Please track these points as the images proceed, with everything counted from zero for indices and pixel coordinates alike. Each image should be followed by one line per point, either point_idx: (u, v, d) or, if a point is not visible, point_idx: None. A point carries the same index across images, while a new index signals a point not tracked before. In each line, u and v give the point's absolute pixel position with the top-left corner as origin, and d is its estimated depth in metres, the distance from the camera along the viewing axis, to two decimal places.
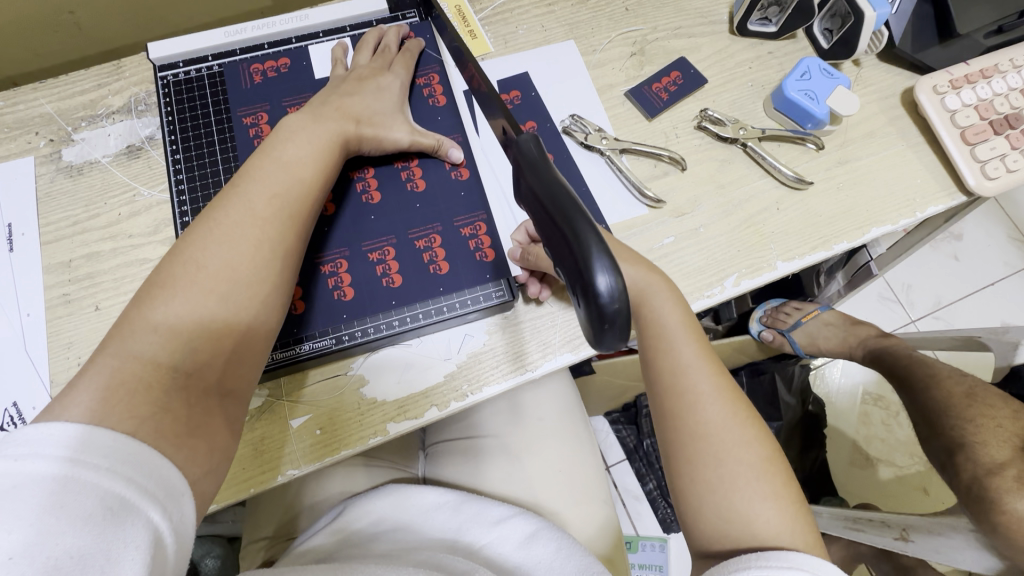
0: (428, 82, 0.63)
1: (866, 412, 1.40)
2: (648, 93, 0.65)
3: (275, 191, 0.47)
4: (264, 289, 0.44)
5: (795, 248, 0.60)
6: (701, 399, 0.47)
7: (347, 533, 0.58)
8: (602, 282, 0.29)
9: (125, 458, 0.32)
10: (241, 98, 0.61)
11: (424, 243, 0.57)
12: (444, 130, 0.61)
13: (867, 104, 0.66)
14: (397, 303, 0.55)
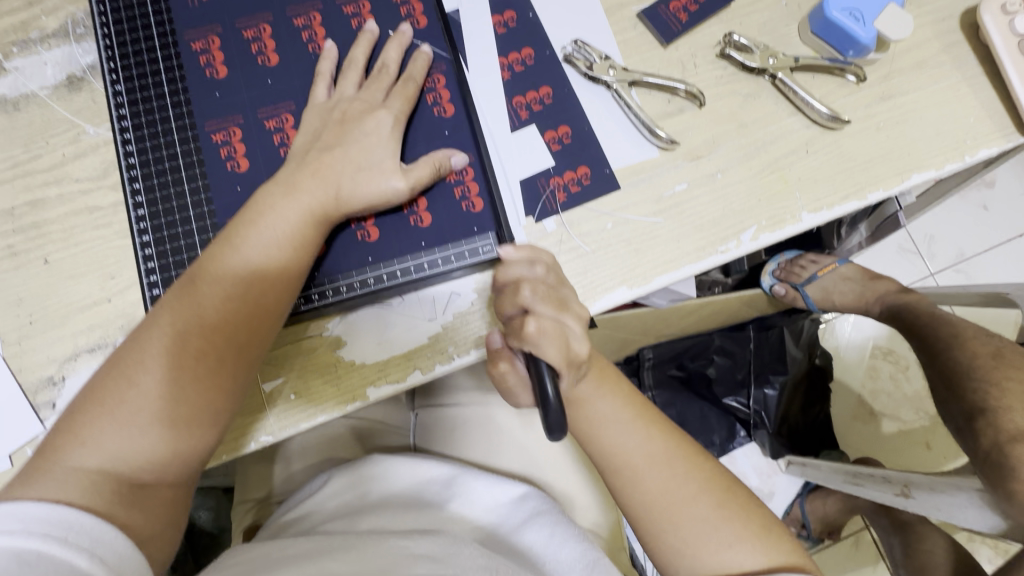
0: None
1: (874, 365, 1.37)
2: (664, 14, 0.56)
3: (222, 275, 0.43)
4: (216, 388, 0.41)
5: (823, 198, 0.53)
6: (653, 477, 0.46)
7: (353, 497, 0.57)
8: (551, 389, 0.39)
9: (42, 519, 0.35)
10: (189, 21, 0.53)
11: None
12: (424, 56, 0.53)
13: (919, 28, 0.56)
14: (373, 258, 0.49)
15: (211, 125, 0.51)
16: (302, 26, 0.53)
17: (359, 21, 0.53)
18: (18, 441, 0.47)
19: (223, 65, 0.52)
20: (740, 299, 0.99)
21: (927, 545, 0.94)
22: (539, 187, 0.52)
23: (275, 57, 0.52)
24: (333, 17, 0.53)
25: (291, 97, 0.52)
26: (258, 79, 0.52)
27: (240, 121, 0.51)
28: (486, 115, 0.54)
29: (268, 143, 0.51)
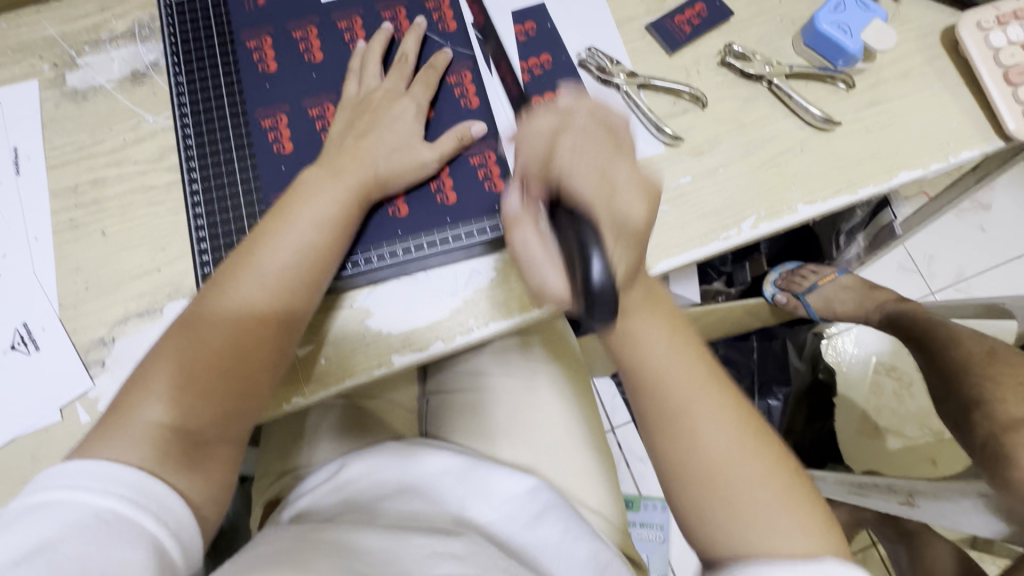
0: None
1: (877, 381, 1.39)
2: (670, 25, 0.61)
3: (275, 249, 0.47)
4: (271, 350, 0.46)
5: (818, 191, 0.58)
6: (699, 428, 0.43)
7: (347, 495, 0.58)
8: (596, 267, 0.35)
9: (119, 479, 0.38)
10: (246, 23, 0.59)
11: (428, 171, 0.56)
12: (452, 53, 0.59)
13: (903, 42, 0.62)
14: (402, 232, 0.54)
15: (261, 113, 0.57)
16: (346, 29, 0.59)
17: (395, 24, 0.60)
18: (68, 395, 0.51)
19: (273, 60, 0.58)
20: (744, 305, 1.03)
21: (934, 552, 0.94)
22: None
23: (320, 55, 0.58)
24: (373, 22, 0.60)
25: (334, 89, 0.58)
26: (304, 74, 0.58)
27: (287, 110, 0.57)
28: (506, 110, 0.59)
29: (311, 130, 0.56)
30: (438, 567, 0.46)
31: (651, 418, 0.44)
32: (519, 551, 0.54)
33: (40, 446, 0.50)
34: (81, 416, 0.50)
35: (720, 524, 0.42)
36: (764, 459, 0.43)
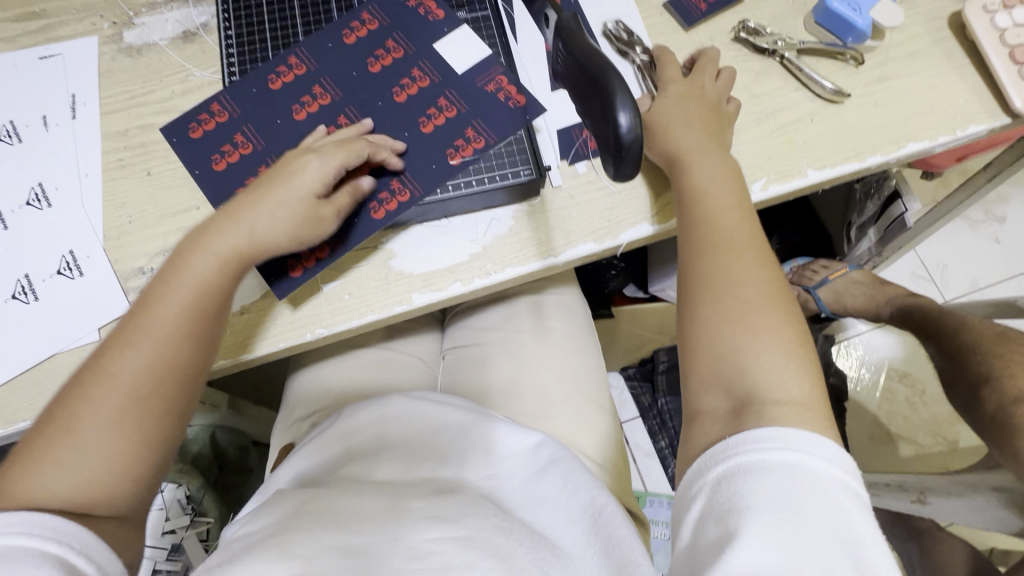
0: (494, 78, 0.59)
1: (890, 388, 1.37)
2: (687, 3, 0.65)
3: (180, 280, 0.49)
4: (178, 368, 0.47)
5: (827, 158, 0.60)
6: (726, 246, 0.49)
7: (347, 445, 0.58)
8: (622, 120, 0.34)
9: (12, 521, 0.39)
10: (398, 13, 0.62)
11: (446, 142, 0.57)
12: (419, 146, 0.57)
13: (911, 25, 0.65)
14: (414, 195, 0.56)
15: (276, 78, 0.60)
16: (416, 59, 0.60)
17: (432, 99, 0.58)
18: (105, 317, 0.54)
19: (345, 37, 0.61)
20: None
21: (946, 549, 0.92)
22: (572, 137, 0.60)
23: (374, 65, 0.60)
24: (428, 81, 0.59)
25: (343, 96, 0.59)
26: (343, 67, 0.60)
27: (298, 82, 0.60)
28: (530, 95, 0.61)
29: (290, 118, 0.59)
30: (425, 530, 0.44)
31: (690, 220, 0.51)
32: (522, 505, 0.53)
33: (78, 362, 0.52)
34: None
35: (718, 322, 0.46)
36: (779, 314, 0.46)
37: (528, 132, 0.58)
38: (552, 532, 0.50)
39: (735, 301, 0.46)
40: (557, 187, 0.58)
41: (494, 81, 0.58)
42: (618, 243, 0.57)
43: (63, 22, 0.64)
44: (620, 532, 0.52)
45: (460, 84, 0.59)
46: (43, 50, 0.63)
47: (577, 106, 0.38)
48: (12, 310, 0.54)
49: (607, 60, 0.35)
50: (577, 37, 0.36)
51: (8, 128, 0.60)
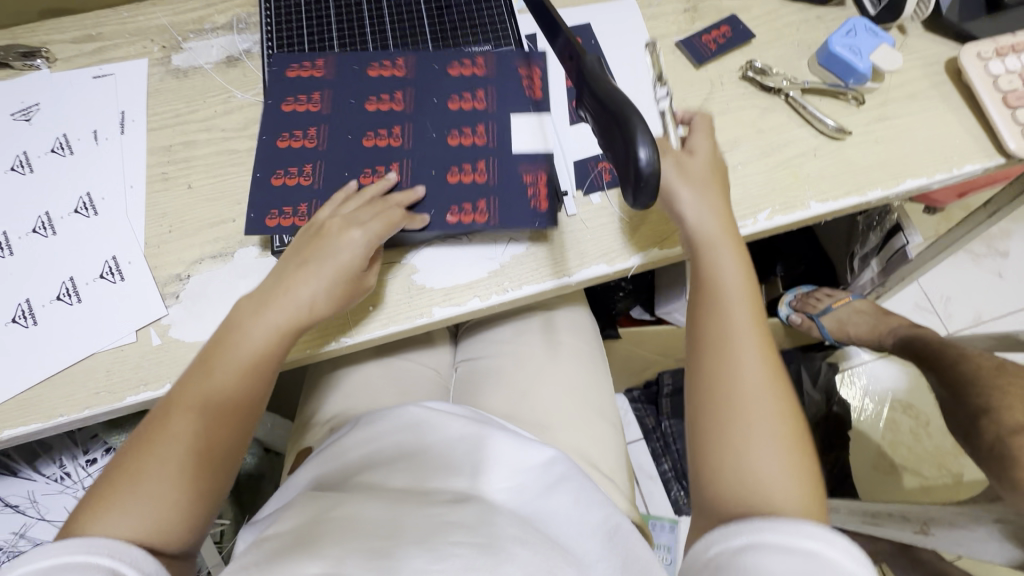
0: (534, 171, 0.60)
1: (894, 418, 1.37)
2: (697, 43, 0.69)
3: (246, 339, 0.52)
4: (232, 427, 0.50)
5: (829, 191, 0.63)
6: (740, 346, 0.50)
7: (359, 454, 0.61)
8: (643, 154, 0.36)
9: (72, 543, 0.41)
10: (504, 67, 0.64)
11: (465, 174, 0.60)
12: (430, 189, 0.59)
13: (910, 69, 0.69)
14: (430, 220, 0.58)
15: (371, 70, 0.64)
16: (479, 119, 0.62)
17: (471, 158, 0.60)
18: (143, 320, 0.57)
19: (447, 67, 0.64)
20: None
21: None
22: (588, 168, 0.63)
23: (453, 104, 0.62)
24: (475, 142, 0.61)
25: (411, 111, 0.62)
26: (427, 87, 0.63)
27: (389, 80, 0.63)
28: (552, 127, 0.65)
29: (354, 108, 0.62)
30: (447, 538, 0.46)
31: (705, 308, 0.52)
32: (532, 516, 0.54)
33: (115, 361, 0.55)
34: (153, 338, 0.56)
35: (724, 423, 0.47)
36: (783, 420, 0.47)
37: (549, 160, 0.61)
38: (563, 542, 0.52)
39: (742, 394, 0.48)
40: (572, 211, 0.61)
41: (534, 173, 0.60)
42: (629, 265, 0.60)
43: (117, 45, 0.69)
44: (638, 549, 0.54)
45: (501, 164, 0.60)
46: (97, 70, 0.68)
47: (599, 140, 0.41)
48: (56, 310, 0.57)
49: (628, 100, 0.38)
50: (602, 79, 0.40)
51: (60, 141, 0.64)
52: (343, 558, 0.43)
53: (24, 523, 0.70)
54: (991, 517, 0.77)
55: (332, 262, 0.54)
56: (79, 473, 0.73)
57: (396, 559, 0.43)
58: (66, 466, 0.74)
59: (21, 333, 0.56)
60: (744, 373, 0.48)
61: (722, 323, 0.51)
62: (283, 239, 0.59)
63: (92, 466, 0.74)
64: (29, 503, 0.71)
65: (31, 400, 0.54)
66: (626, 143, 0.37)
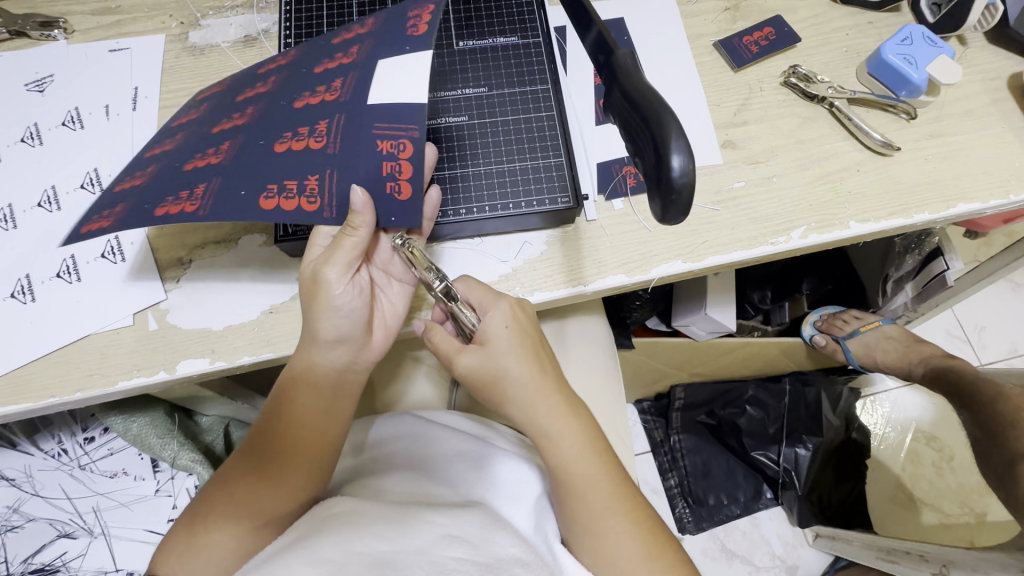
0: (394, 137, 0.48)
1: (915, 449, 1.31)
2: (737, 44, 0.65)
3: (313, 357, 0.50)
4: (303, 450, 0.51)
5: (872, 211, 0.58)
6: (570, 471, 0.50)
7: (361, 460, 0.61)
8: (676, 164, 0.33)
9: None
10: (396, 11, 0.51)
11: (300, 141, 0.48)
12: (246, 165, 0.48)
13: (969, 83, 0.63)
14: (246, 192, 0.47)
15: (262, 69, 0.55)
16: (346, 79, 0.50)
17: (312, 122, 0.49)
18: (142, 303, 0.55)
19: (325, 55, 0.52)
20: (782, 342, 1.01)
21: None
22: (612, 171, 0.60)
23: (326, 64, 0.51)
24: (331, 102, 0.49)
25: (283, 96, 0.51)
26: (304, 69, 0.52)
27: (271, 67, 0.55)
28: (574, 128, 0.61)
29: (229, 98, 0.54)
30: (446, 551, 0.44)
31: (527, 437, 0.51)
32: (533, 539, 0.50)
33: (110, 344, 0.54)
34: (149, 323, 0.55)
35: (585, 543, 0.50)
36: (636, 527, 0.51)
37: (569, 158, 0.57)
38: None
39: (590, 522, 0.50)
40: (591, 217, 0.58)
41: (395, 141, 0.48)
42: (649, 278, 0.56)
43: (134, 19, 0.67)
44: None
45: (350, 129, 0.48)
46: (113, 44, 0.66)
47: (626, 143, 0.37)
48: (54, 288, 0.56)
49: (664, 104, 0.34)
50: (638, 79, 0.36)
51: (72, 115, 0.62)
52: (347, 558, 0.41)
53: (18, 497, 0.70)
54: (1019, 565, 0.72)
55: (350, 312, 0.49)
56: (75, 451, 0.72)
57: (401, 568, 0.41)
58: (63, 443, 0.73)
59: (19, 309, 0.55)
60: (583, 493, 0.50)
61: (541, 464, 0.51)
62: (287, 227, 0.54)
63: (88, 445, 0.73)
64: (24, 478, 0.71)
65: (24, 378, 0.53)
66: (659, 153, 0.33)
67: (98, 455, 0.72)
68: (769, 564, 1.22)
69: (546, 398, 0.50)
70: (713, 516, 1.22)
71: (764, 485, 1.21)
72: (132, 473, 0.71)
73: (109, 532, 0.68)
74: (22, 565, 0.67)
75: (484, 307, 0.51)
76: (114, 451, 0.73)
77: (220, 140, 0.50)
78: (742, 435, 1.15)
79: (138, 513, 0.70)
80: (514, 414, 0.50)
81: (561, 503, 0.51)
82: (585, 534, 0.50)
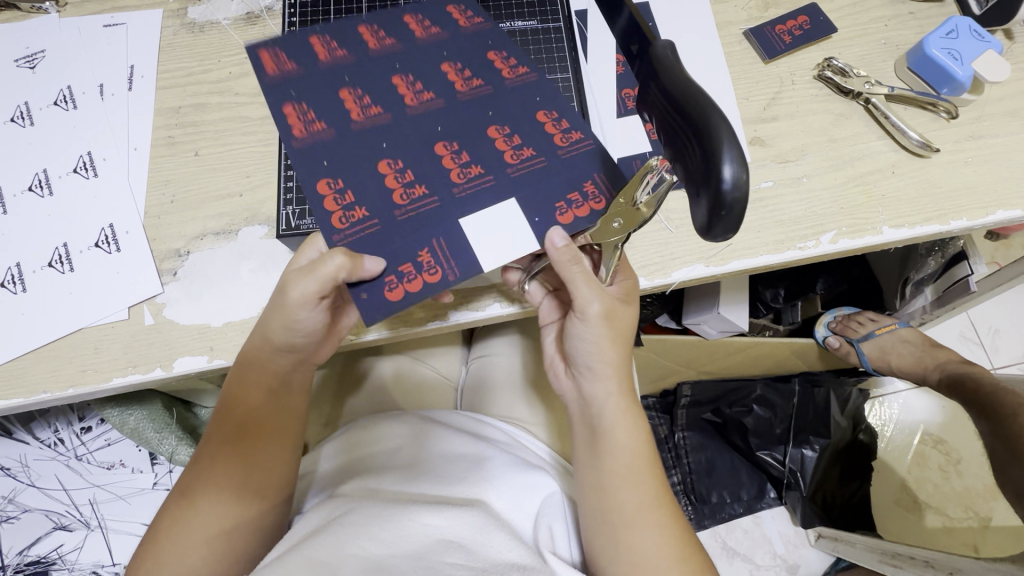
0: (439, 258, 0.44)
1: (922, 452, 1.29)
2: (770, 34, 0.61)
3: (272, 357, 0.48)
4: (262, 450, 0.49)
5: (906, 216, 0.55)
6: (611, 455, 0.49)
7: (353, 456, 0.59)
8: (728, 173, 0.30)
9: None
10: (570, 173, 0.47)
11: (393, 178, 0.46)
12: (344, 159, 0.47)
13: (1014, 80, 0.60)
14: (337, 221, 0.45)
15: (465, 92, 0.50)
16: (475, 159, 0.47)
17: (418, 171, 0.47)
18: (138, 296, 0.53)
19: (495, 122, 0.49)
20: (795, 343, 0.99)
21: None
22: (633, 167, 0.57)
23: (490, 133, 0.48)
24: (446, 169, 0.47)
25: (441, 128, 0.48)
26: (456, 126, 0.48)
27: (491, 72, 0.51)
28: (594, 121, 0.57)
29: (334, 88, 0.49)
30: (442, 557, 0.42)
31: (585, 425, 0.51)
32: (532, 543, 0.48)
33: (104, 339, 0.52)
34: (145, 317, 0.52)
35: (613, 537, 0.47)
36: (658, 522, 0.47)
37: None
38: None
39: (620, 510, 0.47)
40: None
41: (438, 262, 0.44)
42: (670, 281, 0.54)
43: None
44: None
45: (432, 215, 0.45)
46: (108, 19, 0.62)
47: (665, 146, 0.34)
48: (46, 278, 0.53)
49: (714, 107, 0.31)
50: (681, 77, 0.33)
51: (65, 94, 0.59)
52: (340, 560, 0.40)
53: (13, 487, 0.68)
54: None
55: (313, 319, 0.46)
56: (72, 441, 0.70)
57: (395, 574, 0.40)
58: (59, 433, 0.70)
59: (9, 299, 0.52)
60: (618, 477, 0.48)
61: (586, 453, 0.50)
62: (291, 220, 0.53)
63: (85, 435, 0.70)
64: (20, 467, 0.69)
65: (14, 372, 0.50)
66: (709, 159, 0.31)
67: (95, 445, 0.70)
68: (770, 563, 1.21)
69: (601, 382, 0.49)
70: (715, 514, 1.21)
71: (768, 484, 1.20)
72: (129, 465, 0.70)
73: (106, 525, 0.68)
74: (16, 557, 0.66)
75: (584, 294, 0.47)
76: (111, 442, 0.70)
77: (315, 131, 0.47)
78: (748, 434, 1.13)
79: (136, 506, 0.68)
80: None
81: (591, 495, 0.49)
82: (612, 524, 0.47)
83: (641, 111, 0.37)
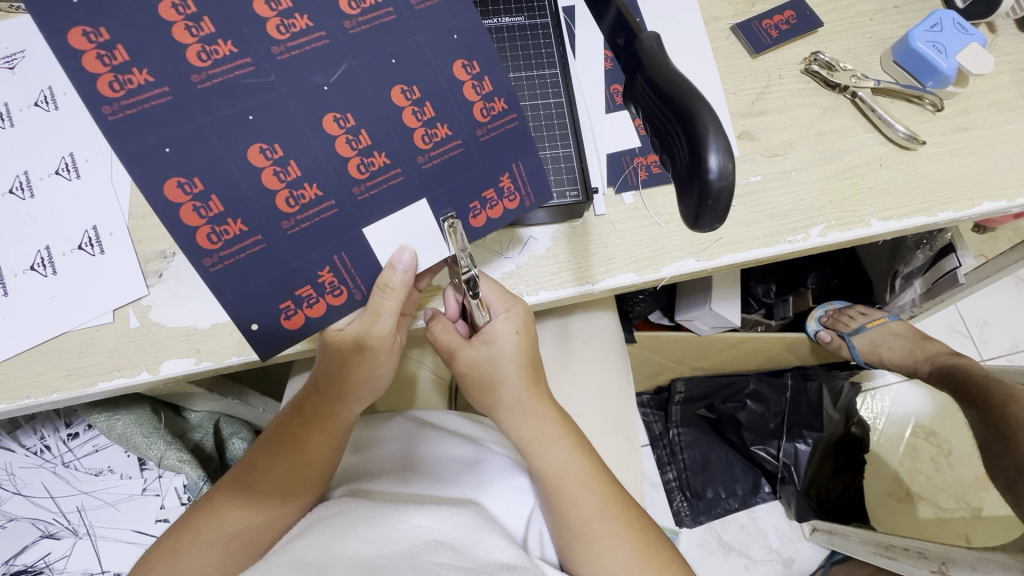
0: (343, 278, 0.45)
1: (913, 445, 1.29)
2: (757, 28, 0.61)
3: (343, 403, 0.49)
4: (306, 482, 0.50)
5: (894, 208, 0.56)
6: (557, 471, 0.48)
7: (349, 459, 0.59)
8: (714, 163, 0.30)
9: None
10: (498, 156, 0.45)
11: (272, 174, 0.40)
12: (206, 150, 0.38)
13: (998, 72, 0.60)
14: (199, 212, 0.39)
15: (356, 25, 0.40)
16: (377, 145, 0.42)
17: (306, 169, 0.41)
18: (123, 299, 0.52)
19: (400, 79, 0.41)
20: (787, 338, 0.99)
21: None
22: (623, 163, 0.56)
23: (395, 106, 0.42)
24: (344, 160, 0.41)
25: (328, 89, 0.40)
26: (349, 88, 0.40)
27: None
28: (583, 119, 0.58)
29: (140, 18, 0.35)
30: (432, 555, 0.41)
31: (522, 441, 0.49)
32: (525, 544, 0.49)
33: (89, 343, 0.51)
34: (131, 320, 0.51)
35: (586, 543, 0.46)
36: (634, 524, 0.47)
37: (578, 149, 0.54)
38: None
39: (591, 514, 0.47)
40: (600, 212, 0.55)
41: (341, 283, 0.45)
42: (661, 277, 0.53)
43: None
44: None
45: (334, 226, 0.43)
46: None
47: (652, 138, 0.34)
48: (29, 281, 0.52)
49: (700, 98, 0.31)
50: (666, 69, 0.33)
51: (45, 94, 0.58)
52: (328, 561, 0.40)
53: None
54: (1021, 567, 0.70)
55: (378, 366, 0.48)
56: (59, 448, 0.69)
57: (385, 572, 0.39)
58: (46, 439, 0.69)
59: None
60: (577, 487, 0.47)
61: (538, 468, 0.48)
62: None
63: (72, 441, 0.69)
64: (5, 476, 0.68)
65: None
66: (695, 150, 0.31)
67: (83, 452, 0.69)
68: (766, 557, 1.22)
69: (537, 399, 0.49)
70: (710, 510, 1.21)
71: (762, 479, 1.20)
72: (118, 471, 0.69)
73: (94, 531, 0.66)
74: (3, 566, 0.64)
75: (500, 307, 0.48)
76: (99, 447, 0.70)
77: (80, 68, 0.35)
78: (742, 429, 1.13)
79: (125, 513, 0.67)
80: (499, 414, 0.49)
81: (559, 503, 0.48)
82: (585, 531, 0.47)
83: (626, 103, 0.36)
